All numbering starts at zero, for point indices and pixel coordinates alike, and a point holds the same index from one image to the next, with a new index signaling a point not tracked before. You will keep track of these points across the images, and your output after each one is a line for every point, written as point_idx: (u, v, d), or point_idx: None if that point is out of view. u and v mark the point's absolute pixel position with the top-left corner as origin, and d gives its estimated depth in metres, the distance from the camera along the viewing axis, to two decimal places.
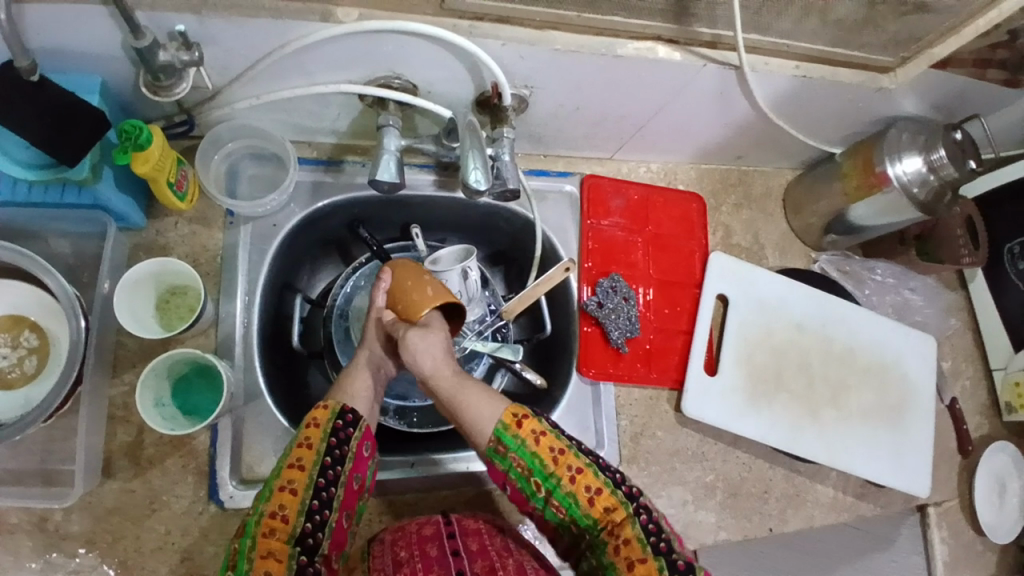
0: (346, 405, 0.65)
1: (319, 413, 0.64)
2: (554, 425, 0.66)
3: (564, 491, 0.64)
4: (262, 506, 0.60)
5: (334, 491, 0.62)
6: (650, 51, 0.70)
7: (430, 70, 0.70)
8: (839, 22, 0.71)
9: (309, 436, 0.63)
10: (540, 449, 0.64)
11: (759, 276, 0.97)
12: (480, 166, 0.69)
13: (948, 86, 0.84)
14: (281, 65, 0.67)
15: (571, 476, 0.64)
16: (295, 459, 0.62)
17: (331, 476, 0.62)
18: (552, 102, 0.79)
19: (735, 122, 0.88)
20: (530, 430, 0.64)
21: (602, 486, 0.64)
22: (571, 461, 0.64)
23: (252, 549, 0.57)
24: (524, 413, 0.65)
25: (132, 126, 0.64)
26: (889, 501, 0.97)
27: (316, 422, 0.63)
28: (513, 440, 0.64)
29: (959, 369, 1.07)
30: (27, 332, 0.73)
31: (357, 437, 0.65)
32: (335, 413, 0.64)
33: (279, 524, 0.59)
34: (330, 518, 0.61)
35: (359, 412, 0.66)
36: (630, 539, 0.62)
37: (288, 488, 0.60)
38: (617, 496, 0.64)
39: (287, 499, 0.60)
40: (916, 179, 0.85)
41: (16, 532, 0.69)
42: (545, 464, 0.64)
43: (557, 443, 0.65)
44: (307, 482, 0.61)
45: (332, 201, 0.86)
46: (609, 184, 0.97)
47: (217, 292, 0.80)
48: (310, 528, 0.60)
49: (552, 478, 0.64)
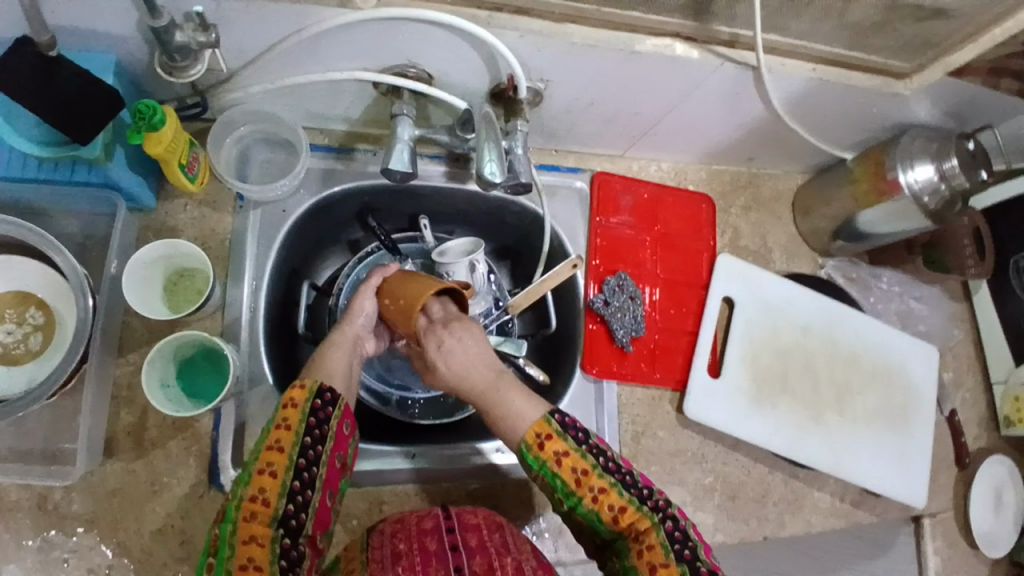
0: (324, 384, 0.65)
1: (296, 394, 0.63)
2: (579, 443, 0.64)
3: (586, 509, 0.64)
4: (241, 490, 0.59)
5: (315, 471, 0.62)
6: (668, 48, 0.70)
7: (446, 60, 0.70)
8: (857, 25, 0.71)
9: (287, 417, 0.62)
10: (563, 470, 0.64)
11: (766, 278, 0.97)
12: (495, 158, 0.69)
13: (963, 95, 0.84)
14: (297, 50, 0.66)
15: (593, 497, 0.64)
16: (274, 440, 0.61)
17: (312, 456, 0.62)
18: (567, 96, 0.79)
19: (748, 123, 0.88)
20: (552, 452, 0.64)
21: (626, 504, 0.64)
22: (594, 482, 0.64)
23: (234, 535, 0.57)
24: (547, 434, 0.64)
25: (147, 105, 0.64)
26: (886, 509, 0.97)
27: (293, 402, 0.63)
28: (535, 461, 0.64)
29: (960, 380, 1.06)
30: (33, 308, 0.73)
31: (336, 416, 0.64)
32: (312, 392, 0.63)
33: (260, 506, 0.58)
34: (312, 498, 0.61)
35: (336, 390, 0.65)
36: (654, 545, 0.62)
37: (268, 470, 0.60)
38: (641, 511, 0.64)
39: (267, 482, 0.59)
40: (928, 187, 0.85)
41: (16, 509, 0.70)
42: (566, 484, 0.64)
43: (580, 463, 0.64)
44: (287, 463, 0.60)
45: (343, 189, 0.86)
46: (619, 182, 0.96)
47: (224, 276, 0.80)
48: (293, 509, 0.60)
49: (573, 497, 0.64)
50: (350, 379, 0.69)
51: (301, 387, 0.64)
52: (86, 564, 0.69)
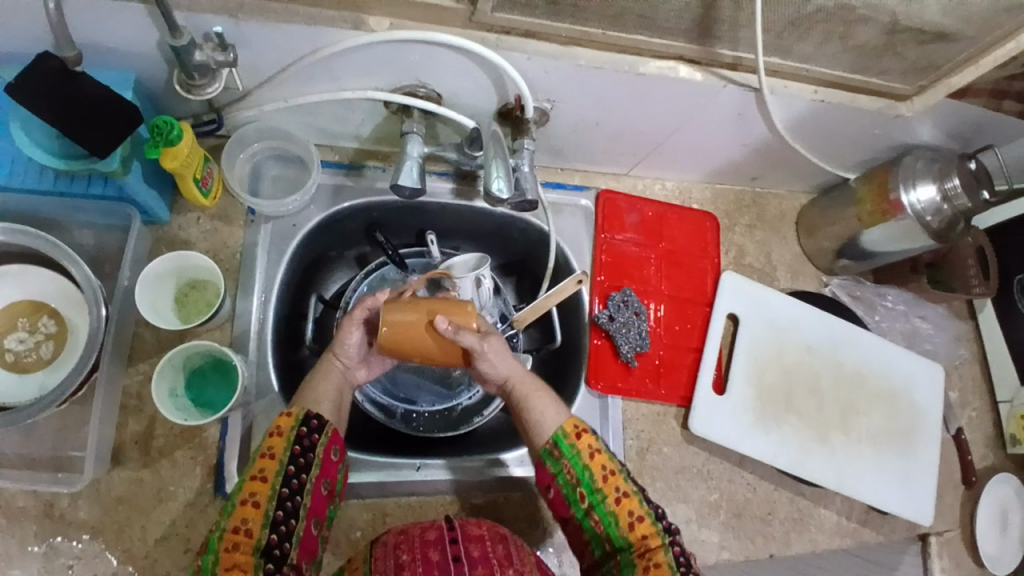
0: (310, 411, 0.67)
1: (282, 421, 0.66)
2: (610, 448, 0.71)
3: (606, 509, 0.68)
4: (224, 521, 0.60)
5: (299, 500, 0.63)
6: (672, 70, 0.71)
7: (455, 80, 0.71)
8: (859, 48, 0.72)
9: (273, 445, 0.64)
10: (593, 464, 0.69)
11: (770, 295, 0.97)
12: (503, 175, 0.70)
13: (964, 117, 0.85)
14: (310, 70, 0.68)
15: (617, 497, 0.68)
16: (258, 470, 0.63)
17: (295, 485, 0.63)
18: (572, 116, 0.81)
19: (753, 143, 0.89)
20: (587, 444, 0.70)
21: (644, 513, 0.67)
22: (619, 484, 0.69)
23: (217, 564, 0.58)
24: (584, 427, 0.71)
25: (164, 122, 0.66)
26: (891, 529, 0.97)
27: (280, 430, 0.65)
28: (571, 447, 0.69)
29: (966, 400, 1.06)
30: (46, 318, 0.74)
31: (322, 444, 0.66)
32: (298, 420, 0.66)
33: (243, 537, 0.59)
34: (297, 526, 0.62)
35: (322, 419, 0.67)
36: (662, 563, 0.64)
37: (251, 500, 0.61)
38: (655, 525, 0.67)
39: (251, 512, 0.61)
40: (931, 207, 0.86)
41: (23, 516, 0.70)
42: (594, 478, 0.69)
43: (609, 463, 0.69)
44: (271, 492, 0.62)
45: (353, 205, 0.88)
46: (624, 199, 0.98)
47: (235, 288, 0.81)
48: (276, 538, 0.61)
49: (598, 493, 0.68)
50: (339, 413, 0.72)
51: (289, 416, 0.66)
52: (91, 571, 0.70)
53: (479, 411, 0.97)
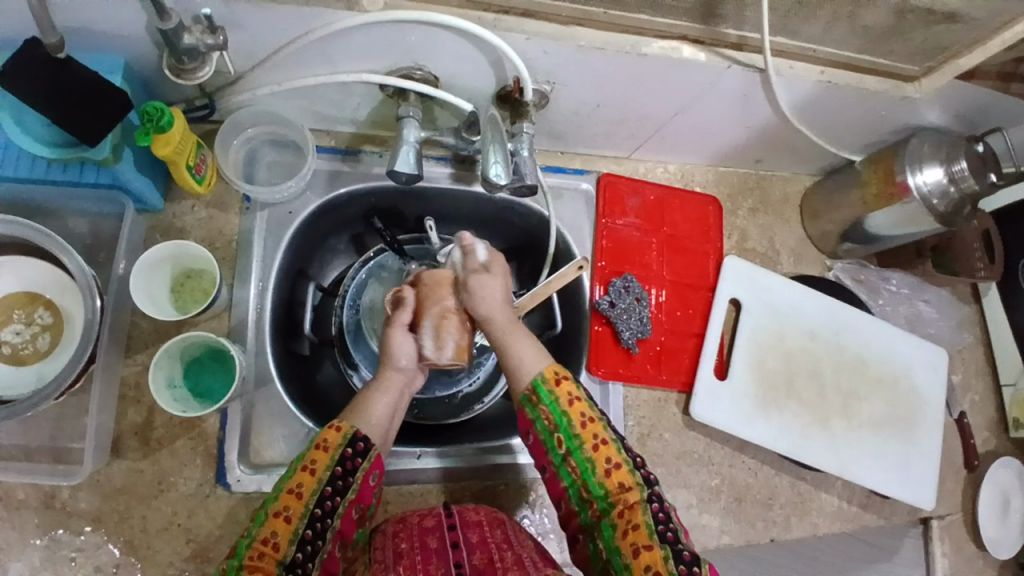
0: (359, 431, 0.67)
1: (330, 435, 0.66)
2: (590, 396, 0.72)
3: (584, 456, 0.69)
4: (255, 530, 0.61)
5: (329, 522, 0.63)
6: (676, 51, 0.69)
7: (452, 62, 0.70)
8: (867, 28, 0.70)
9: (315, 460, 0.64)
10: (572, 412, 0.69)
11: (773, 280, 0.96)
12: (501, 160, 0.69)
13: (972, 97, 0.84)
14: (303, 52, 0.67)
15: (594, 445, 0.69)
16: (295, 484, 0.63)
17: (328, 507, 0.63)
18: (572, 98, 0.79)
19: (757, 126, 0.88)
20: (566, 391, 0.70)
21: (622, 461, 0.68)
22: (598, 431, 0.70)
23: (240, 570, 0.58)
24: (565, 375, 0.71)
25: (155, 108, 0.64)
26: (894, 512, 0.97)
27: (326, 445, 0.65)
28: (549, 394, 0.70)
29: (968, 383, 1.06)
30: (41, 309, 0.73)
31: (364, 467, 0.66)
32: (345, 438, 0.66)
33: (269, 549, 0.60)
34: (321, 549, 0.62)
35: (370, 442, 0.67)
36: (640, 523, 0.65)
37: (283, 514, 0.61)
38: (634, 476, 0.67)
39: (281, 526, 0.61)
40: (937, 190, 0.84)
41: (24, 507, 0.70)
42: (572, 425, 0.69)
43: (588, 411, 0.70)
44: (303, 509, 0.62)
45: (350, 191, 0.86)
46: (625, 183, 0.96)
47: (231, 277, 0.80)
48: (301, 557, 0.61)
49: (576, 440, 0.69)
50: (389, 428, 0.71)
51: (337, 430, 0.66)
52: (93, 561, 0.70)
53: (480, 398, 0.97)
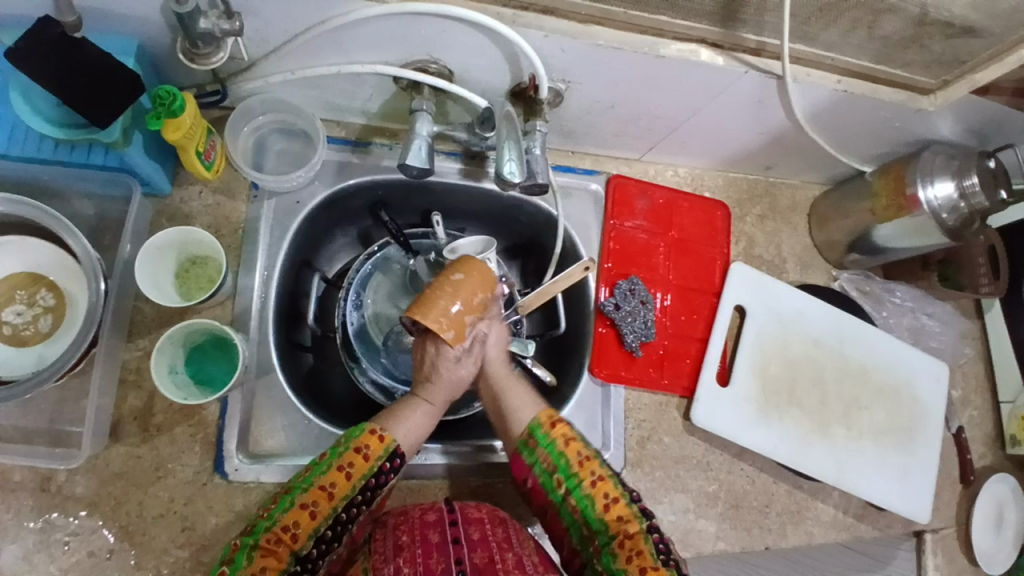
0: (399, 448, 0.69)
1: (371, 443, 0.67)
2: (583, 435, 0.74)
3: (582, 493, 0.70)
4: (278, 513, 0.63)
5: (347, 526, 0.66)
6: (694, 54, 0.69)
7: (467, 56, 0.69)
8: (885, 38, 0.70)
9: (352, 465, 0.66)
10: (569, 450, 0.72)
11: (778, 287, 0.96)
12: (515, 157, 0.68)
13: (985, 113, 0.83)
14: (318, 42, 0.66)
15: (592, 481, 0.71)
16: (328, 483, 0.65)
17: (352, 513, 0.66)
18: (587, 98, 0.78)
19: (770, 132, 0.87)
20: (561, 433, 0.73)
21: (619, 495, 0.70)
22: (594, 467, 0.72)
23: (253, 549, 0.61)
24: (559, 417, 0.73)
25: (167, 92, 0.63)
26: (887, 524, 0.97)
27: (367, 452, 0.67)
28: (545, 437, 0.72)
29: (968, 399, 1.05)
30: (44, 290, 0.73)
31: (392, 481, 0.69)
32: (386, 452, 0.68)
33: (287, 537, 0.62)
34: (333, 549, 0.66)
35: (405, 459, 0.69)
36: (643, 551, 0.67)
37: (310, 509, 0.64)
38: (631, 509, 0.70)
39: (303, 520, 0.63)
40: (947, 204, 0.84)
41: (19, 489, 0.69)
42: (570, 464, 0.71)
43: (584, 449, 0.72)
44: (330, 510, 0.65)
45: (358, 182, 0.86)
46: (634, 185, 0.96)
47: (236, 265, 0.80)
48: (314, 552, 0.64)
49: (575, 478, 0.71)
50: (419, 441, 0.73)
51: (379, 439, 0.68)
52: (87, 546, 0.69)
53: None
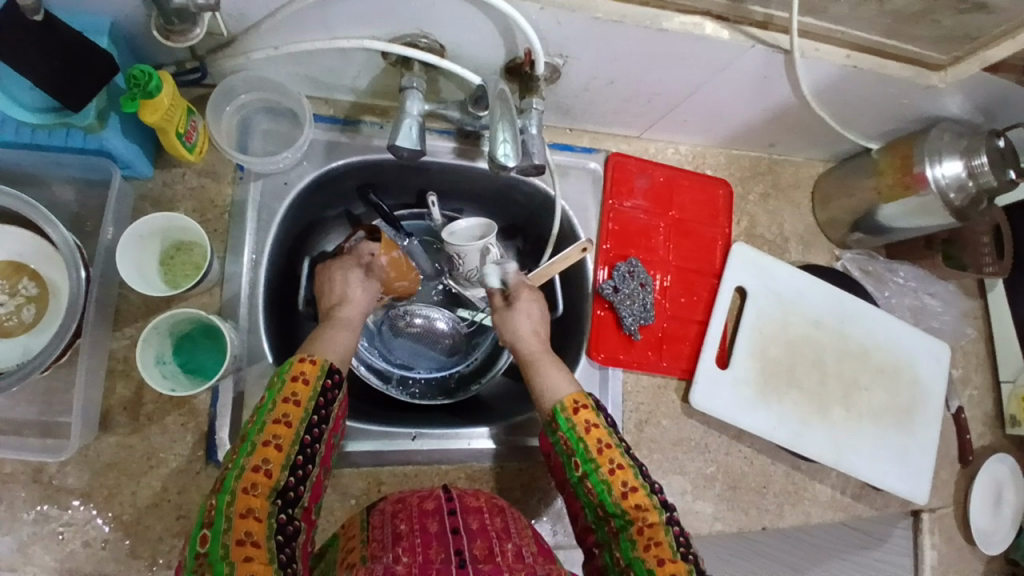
0: (333, 363, 0.68)
1: (307, 369, 0.66)
2: (608, 422, 0.71)
3: (600, 478, 0.67)
4: (244, 460, 0.60)
5: (317, 448, 0.64)
6: (697, 27, 0.66)
7: (459, 31, 0.66)
8: (897, 11, 0.67)
9: (296, 392, 0.64)
10: (589, 437, 0.69)
11: (779, 268, 0.94)
12: (509, 139, 0.65)
13: (997, 89, 0.81)
14: (301, 16, 0.63)
15: (611, 468, 0.67)
16: (279, 415, 0.63)
17: (316, 434, 0.64)
18: (586, 73, 0.75)
19: (775, 108, 0.84)
20: (584, 418, 0.70)
21: (639, 485, 0.67)
22: (615, 456, 0.68)
23: (231, 505, 0.57)
24: (583, 403, 0.71)
25: (141, 71, 0.60)
26: (884, 504, 0.97)
27: (305, 377, 0.65)
28: (566, 422, 0.70)
29: (968, 378, 1.05)
30: (26, 279, 0.70)
31: (340, 399, 0.68)
32: (323, 370, 0.67)
33: (262, 477, 0.59)
34: (311, 473, 0.63)
35: (343, 373, 0.69)
36: (662, 542, 0.63)
37: (273, 443, 0.61)
38: (652, 500, 0.66)
39: (272, 454, 0.61)
40: (954, 183, 0.82)
41: (10, 481, 0.68)
42: (588, 450, 0.69)
43: (606, 437, 0.69)
44: (294, 437, 0.62)
45: (348, 162, 0.83)
46: (634, 163, 0.93)
47: (223, 250, 0.77)
48: (293, 482, 0.61)
49: (592, 463, 0.68)
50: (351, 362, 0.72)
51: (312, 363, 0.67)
52: (82, 536, 0.69)
53: (476, 380, 0.96)
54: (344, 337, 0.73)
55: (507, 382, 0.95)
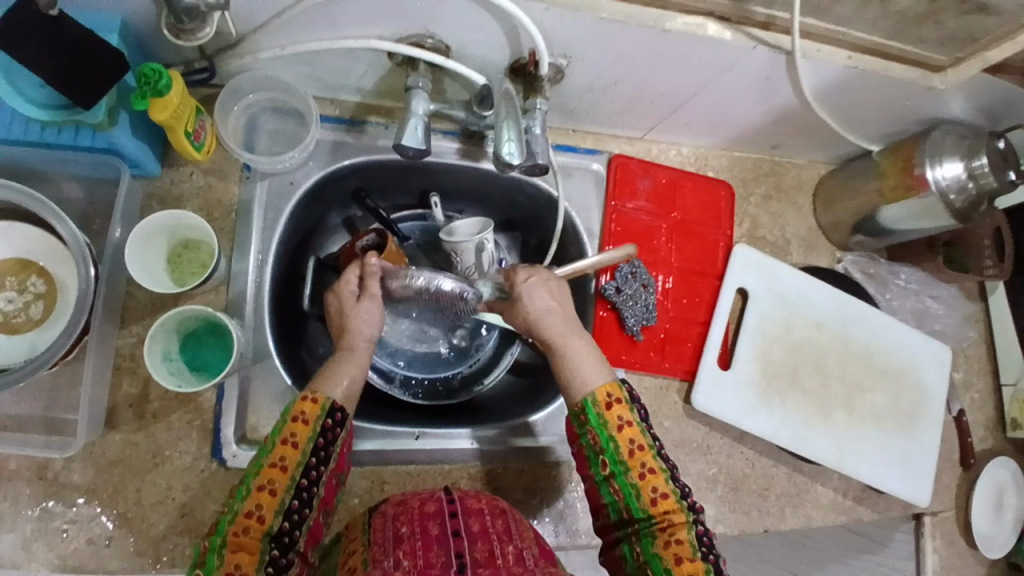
0: (335, 402, 0.64)
1: (307, 408, 0.63)
2: (642, 421, 0.67)
3: (628, 480, 0.66)
4: (238, 504, 0.58)
5: (314, 491, 0.61)
6: (700, 28, 0.66)
7: (464, 32, 0.67)
8: (900, 14, 0.67)
9: (295, 433, 0.61)
10: (620, 437, 0.66)
11: (781, 269, 0.94)
12: (514, 138, 0.66)
13: (998, 92, 0.81)
14: (309, 15, 0.63)
15: (641, 472, 0.65)
16: (277, 457, 0.60)
17: (313, 477, 0.61)
18: (590, 74, 0.76)
19: (777, 110, 0.85)
20: (617, 416, 0.67)
21: (668, 491, 0.65)
22: (646, 459, 0.66)
23: (224, 545, 0.56)
24: (617, 400, 0.67)
25: (152, 69, 0.61)
26: (887, 507, 0.97)
27: (304, 418, 0.62)
28: (598, 417, 0.67)
29: (970, 381, 1.05)
30: (34, 277, 0.71)
31: (342, 437, 0.64)
32: (324, 410, 0.63)
33: (254, 523, 0.57)
34: (308, 516, 0.60)
35: (346, 412, 0.65)
36: (684, 541, 0.63)
37: (267, 488, 0.59)
38: (679, 503, 0.65)
39: (265, 499, 0.58)
40: (955, 184, 0.82)
41: (15, 478, 0.69)
42: (619, 450, 0.66)
43: (638, 438, 0.66)
44: (289, 481, 0.60)
45: (354, 162, 0.84)
46: (637, 165, 0.94)
47: (229, 249, 0.78)
48: (287, 526, 0.59)
49: (622, 465, 0.66)
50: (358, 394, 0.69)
51: (313, 402, 0.63)
52: (86, 534, 0.69)
53: (479, 380, 0.97)
54: (351, 369, 0.68)
55: (509, 382, 0.96)
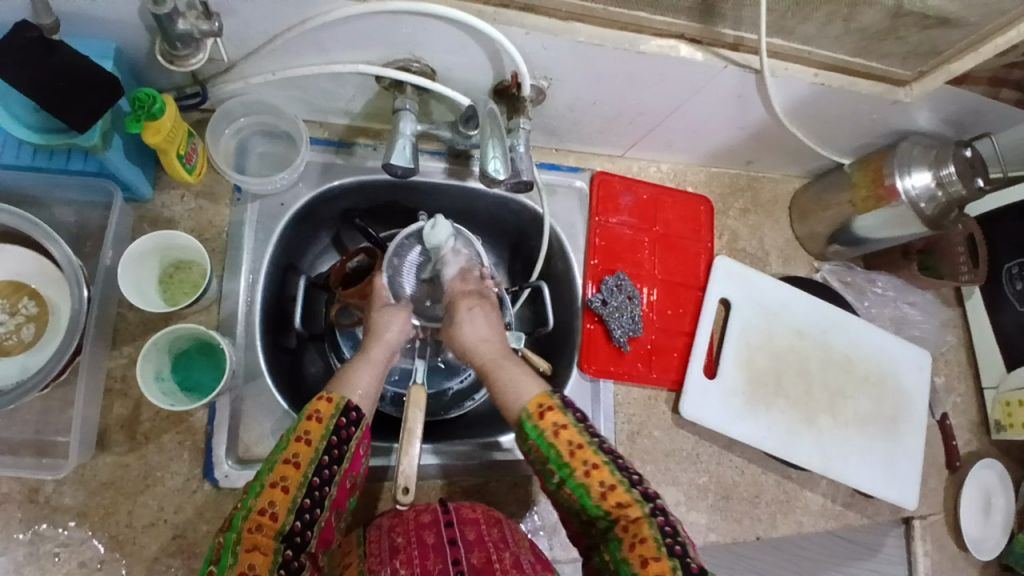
0: (351, 401, 0.65)
1: (321, 406, 0.64)
2: (577, 419, 0.67)
3: (576, 483, 0.66)
4: (251, 501, 0.59)
5: (326, 491, 0.62)
6: (673, 49, 0.70)
7: (448, 55, 0.69)
8: (862, 31, 0.71)
9: (308, 431, 0.62)
10: (559, 441, 0.66)
11: (762, 279, 0.97)
12: (500, 155, 0.68)
13: (960, 104, 0.85)
14: (299, 41, 0.66)
15: (586, 471, 0.65)
16: (291, 454, 0.61)
17: (326, 476, 0.62)
18: (569, 94, 0.79)
19: (751, 127, 0.88)
20: (551, 421, 0.66)
21: (617, 482, 0.65)
22: (589, 456, 0.66)
23: (237, 544, 0.57)
24: (548, 405, 0.67)
25: (146, 94, 0.63)
26: (876, 511, 0.98)
27: (318, 416, 0.63)
28: (534, 429, 0.67)
29: (951, 385, 1.07)
30: (26, 299, 0.72)
31: (356, 437, 0.65)
32: (337, 409, 0.64)
33: (267, 520, 0.58)
34: (320, 517, 0.61)
35: (361, 411, 0.66)
36: (645, 538, 0.63)
37: (280, 484, 0.60)
38: (632, 494, 0.65)
39: (278, 496, 0.59)
40: (925, 193, 0.86)
41: (6, 501, 0.68)
42: (561, 455, 0.66)
43: (576, 437, 0.66)
44: (302, 479, 0.60)
45: (344, 183, 0.86)
46: (619, 181, 0.96)
47: (221, 269, 0.79)
48: (299, 526, 0.59)
49: (566, 469, 0.66)
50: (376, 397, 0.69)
51: (327, 401, 0.65)
52: (78, 557, 0.69)
53: (472, 394, 0.97)
54: (368, 376, 0.68)
55: None
